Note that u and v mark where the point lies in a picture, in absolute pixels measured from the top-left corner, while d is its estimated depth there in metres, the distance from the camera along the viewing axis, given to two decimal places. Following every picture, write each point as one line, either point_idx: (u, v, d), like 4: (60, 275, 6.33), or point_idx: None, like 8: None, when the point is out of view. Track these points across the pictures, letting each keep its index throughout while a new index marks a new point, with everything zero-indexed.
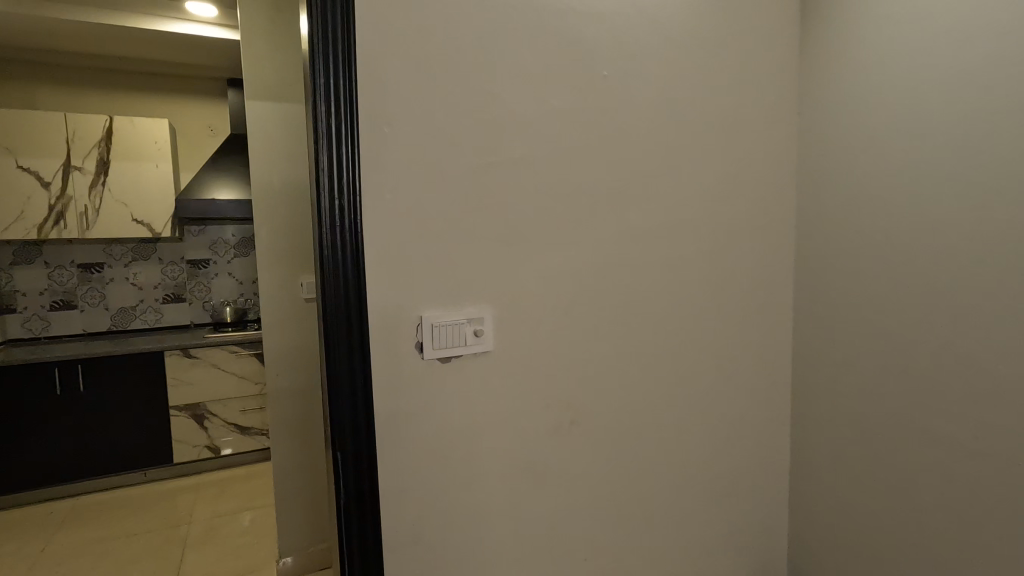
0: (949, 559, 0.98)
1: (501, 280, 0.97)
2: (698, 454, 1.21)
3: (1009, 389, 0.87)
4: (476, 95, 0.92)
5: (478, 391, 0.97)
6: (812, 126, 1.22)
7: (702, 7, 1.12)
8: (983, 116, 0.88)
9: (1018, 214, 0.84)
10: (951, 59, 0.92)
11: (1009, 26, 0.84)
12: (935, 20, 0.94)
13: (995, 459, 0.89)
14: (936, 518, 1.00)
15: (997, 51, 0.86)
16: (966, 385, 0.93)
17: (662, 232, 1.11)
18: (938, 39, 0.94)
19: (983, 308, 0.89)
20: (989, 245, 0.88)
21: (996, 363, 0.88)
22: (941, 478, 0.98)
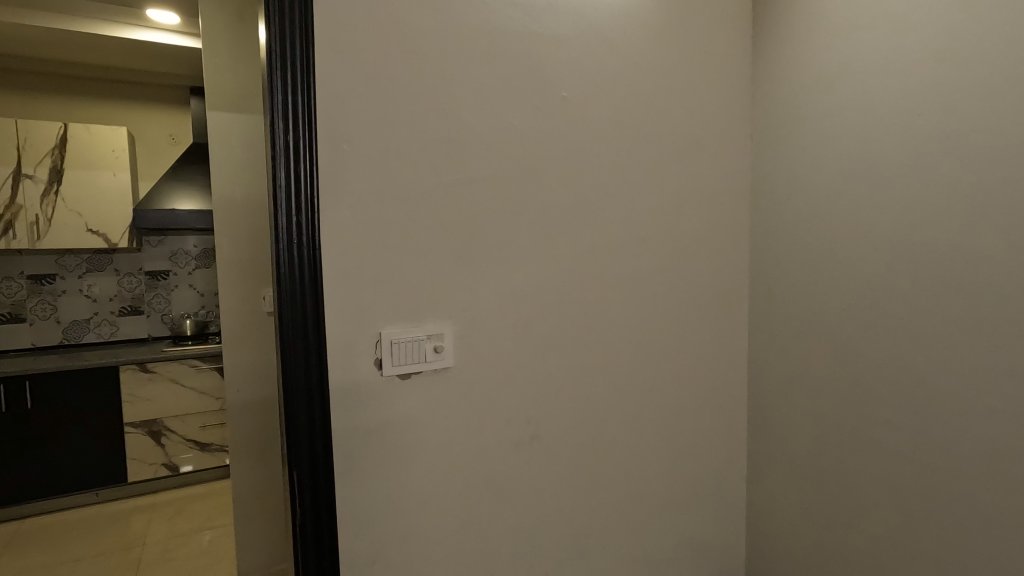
0: (890, 560, 1.02)
1: (459, 296, 0.97)
2: (657, 464, 1.23)
3: (941, 399, 0.92)
4: (436, 111, 0.93)
5: (436, 408, 0.97)
6: (764, 144, 1.27)
7: (654, 33, 1.15)
8: (918, 147, 0.94)
9: (951, 237, 0.89)
10: (890, 87, 0.98)
11: (940, 57, 0.90)
12: (876, 54, 1.00)
13: (935, 465, 0.94)
14: (879, 519, 1.04)
15: (930, 80, 0.91)
16: (906, 393, 0.98)
17: (618, 246, 1.14)
18: (877, 68, 1.00)
19: (921, 325, 0.94)
20: (927, 262, 0.93)
21: (932, 373, 0.93)
22: (883, 482, 1.03)
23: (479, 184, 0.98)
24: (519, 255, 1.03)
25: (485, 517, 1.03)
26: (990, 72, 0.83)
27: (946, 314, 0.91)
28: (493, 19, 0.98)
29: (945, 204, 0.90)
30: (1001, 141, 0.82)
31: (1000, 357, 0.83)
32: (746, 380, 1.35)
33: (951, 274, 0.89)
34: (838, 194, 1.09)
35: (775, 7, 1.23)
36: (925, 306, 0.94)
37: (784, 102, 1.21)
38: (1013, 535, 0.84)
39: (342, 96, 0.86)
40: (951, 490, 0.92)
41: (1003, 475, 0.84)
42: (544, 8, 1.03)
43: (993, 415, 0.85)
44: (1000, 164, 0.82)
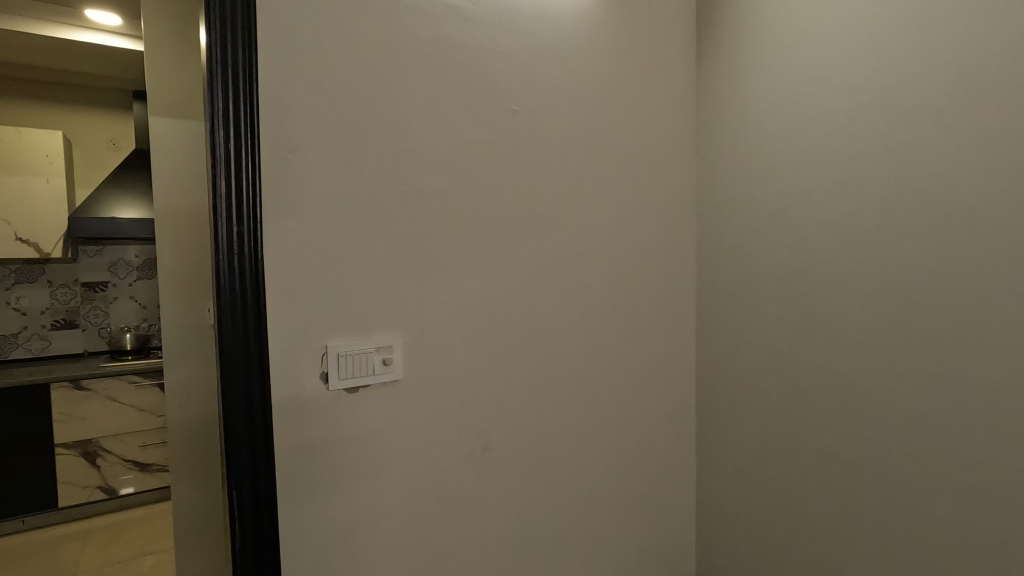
0: (828, 558, 1.07)
1: (409, 307, 0.97)
2: (609, 472, 1.25)
3: (870, 402, 0.97)
4: (385, 122, 0.93)
5: (384, 421, 0.95)
6: (709, 161, 1.32)
7: (602, 49, 1.18)
8: (847, 164, 0.99)
9: (876, 249, 0.94)
10: (823, 107, 1.03)
11: (865, 80, 0.95)
12: (811, 75, 1.06)
13: (865, 468, 0.98)
14: (818, 519, 1.08)
15: (856, 102, 0.97)
16: (840, 399, 1.02)
17: (568, 259, 1.15)
18: (812, 90, 1.06)
19: (851, 332, 0.99)
20: (856, 273, 0.98)
21: (862, 379, 0.98)
22: (821, 483, 1.07)
23: (430, 195, 0.98)
24: (469, 267, 1.03)
25: (435, 531, 1.02)
26: (909, 95, 0.88)
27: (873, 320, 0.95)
28: (444, 33, 0.99)
29: (869, 219, 0.95)
30: (919, 158, 0.87)
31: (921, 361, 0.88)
32: (694, 387, 1.39)
33: (876, 284, 0.94)
34: (777, 207, 1.14)
35: (718, 31, 1.28)
36: (855, 315, 0.98)
37: (727, 120, 1.26)
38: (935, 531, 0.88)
39: (287, 104, 0.84)
40: (880, 492, 0.96)
41: (925, 475, 0.89)
42: (495, 24, 1.04)
43: (916, 417, 0.89)
44: (916, 180, 0.88)
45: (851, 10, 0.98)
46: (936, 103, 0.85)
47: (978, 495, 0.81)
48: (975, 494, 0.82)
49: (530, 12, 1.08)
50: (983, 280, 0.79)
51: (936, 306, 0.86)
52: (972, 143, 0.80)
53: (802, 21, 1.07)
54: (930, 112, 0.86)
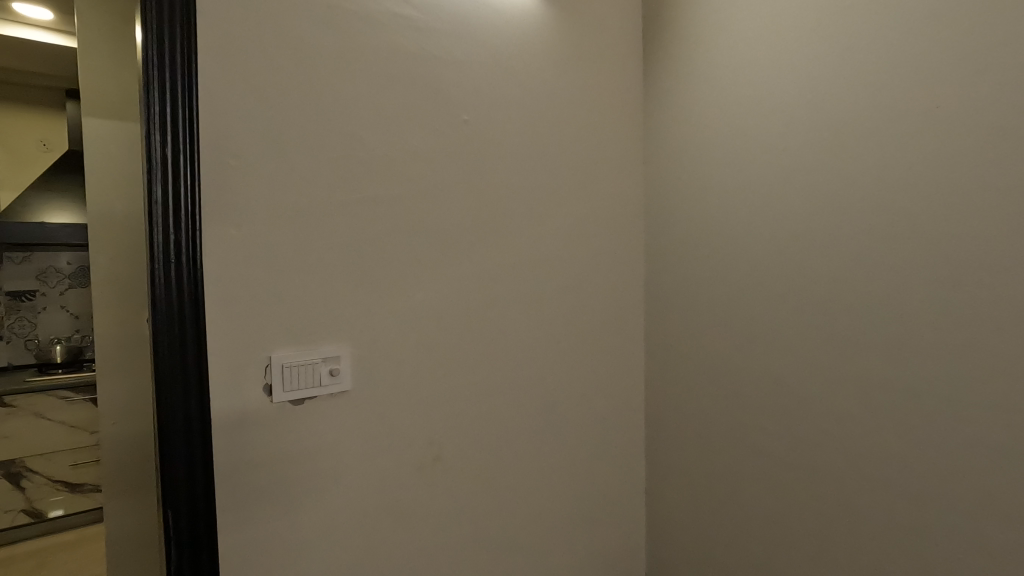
0: (769, 554, 1.11)
1: (359, 317, 0.95)
2: (561, 478, 1.26)
3: (807, 405, 1.02)
4: (333, 130, 0.92)
5: (332, 433, 0.93)
6: (655, 174, 1.36)
7: (552, 62, 1.21)
8: (784, 178, 1.05)
9: (811, 259, 1.00)
10: (761, 123, 1.09)
11: (799, 99, 1.01)
12: (750, 92, 1.11)
13: (802, 467, 1.03)
14: (760, 518, 1.13)
15: (792, 119, 1.03)
16: (778, 402, 1.07)
17: (520, 268, 1.16)
18: (751, 108, 1.11)
19: (789, 338, 1.04)
20: (793, 283, 1.03)
21: (800, 383, 1.03)
22: (763, 483, 1.11)
23: (379, 203, 0.97)
24: (420, 276, 1.02)
25: (385, 544, 1.00)
26: (838, 114, 0.95)
27: (808, 328, 1.01)
28: (394, 42, 0.98)
29: (804, 230, 1.01)
30: (847, 175, 0.93)
31: (851, 365, 0.94)
32: (643, 393, 1.42)
33: (811, 293, 1.00)
34: (720, 217, 1.18)
35: (663, 48, 1.33)
36: (792, 321, 1.03)
37: (672, 133, 1.31)
38: (864, 525, 0.93)
39: (230, 110, 0.82)
40: (815, 490, 1.01)
41: (856, 472, 0.94)
42: (446, 34, 1.05)
43: (849, 419, 0.95)
44: (846, 194, 0.93)
45: (786, 33, 1.04)
46: (861, 123, 0.91)
47: (905, 493, 0.87)
48: (902, 491, 0.87)
49: (481, 24, 1.09)
50: (906, 290, 0.85)
51: (865, 314, 0.91)
52: (893, 162, 0.86)
53: (741, 41, 1.13)
54: (856, 130, 0.92)
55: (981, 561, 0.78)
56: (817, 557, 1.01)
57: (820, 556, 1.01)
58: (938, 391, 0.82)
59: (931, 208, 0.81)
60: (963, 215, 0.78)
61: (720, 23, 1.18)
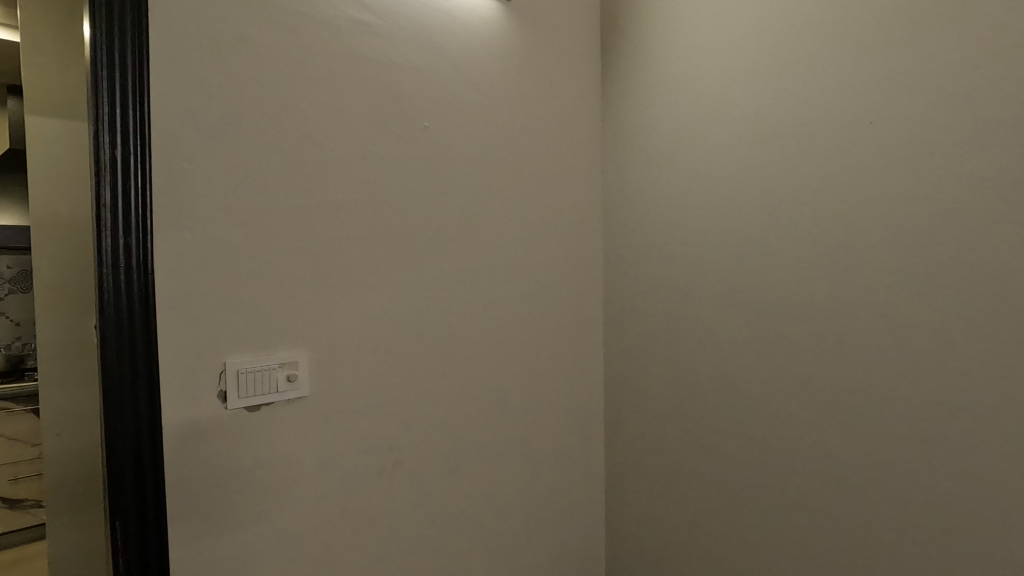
0: (721, 549, 1.15)
1: (317, 322, 0.95)
2: (520, 479, 1.27)
3: (757, 404, 1.06)
4: (291, 134, 0.92)
5: (288, 439, 0.93)
6: (612, 180, 1.40)
7: (512, 70, 1.23)
8: (734, 186, 1.09)
9: (759, 264, 1.05)
10: (712, 133, 1.14)
11: (747, 111, 1.07)
12: (701, 103, 1.16)
13: (752, 463, 1.08)
14: (713, 514, 1.16)
15: (740, 130, 1.08)
16: (730, 401, 1.12)
17: (480, 274, 1.18)
18: (701, 118, 1.16)
19: (740, 339, 1.09)
20: (741, 288, 1.08)
21: (749, 382, 1.07)
22: (715, 480, 1.16)
23: (338, 208, 0.97)
24: (379, 282, 1.02)
25: (342, 550, 0.99)
26: (783, 126, 1.00)
27: (756, 330, 1.06)
28: (355, 49, 0.99)
29: (754, 236, 1.06)
30: (791, 184, 0.99)
31: (797, 365, 0.98)
32: (602, 395, 1.45)
33: (760, 296, 1.04)
34: (674, 223, 1.23)
35: (620, 59, 1.37)
36: (742, 323, 1.08)
37: (629, 141, 1.35)
38: (809, 517, 0.98)
39: (184, 111, 0.81)
40: (765, 484, 1.05)
41: (801, 466, 0.99)
42: (406, 41, 1.06)
43: (793, 416, 1.00)
44: (791, 202, 0.99)
45: (735, 48, 1.09)
46: (804, 134, 0.96)
47: (844, 485, 0.92)
48: (842, 483, 0.92)
49: (441, 32, 1.11)
50: (844, 294, 0.90)
51: (807, 317, 0.96)
52: (832, 172, 0.92)
53: (694, 54, 1.18)
54: (800, 141, 0.97)
55: (914, 547, 0.83)
56: (766, 549, 1.06)
57: (769, 548, 1.05)
58: (873, 387, 0.87)
59: (865, 216, 0.87)
60: (892, 224, 0.84)
61: (674, 36, 1.23)
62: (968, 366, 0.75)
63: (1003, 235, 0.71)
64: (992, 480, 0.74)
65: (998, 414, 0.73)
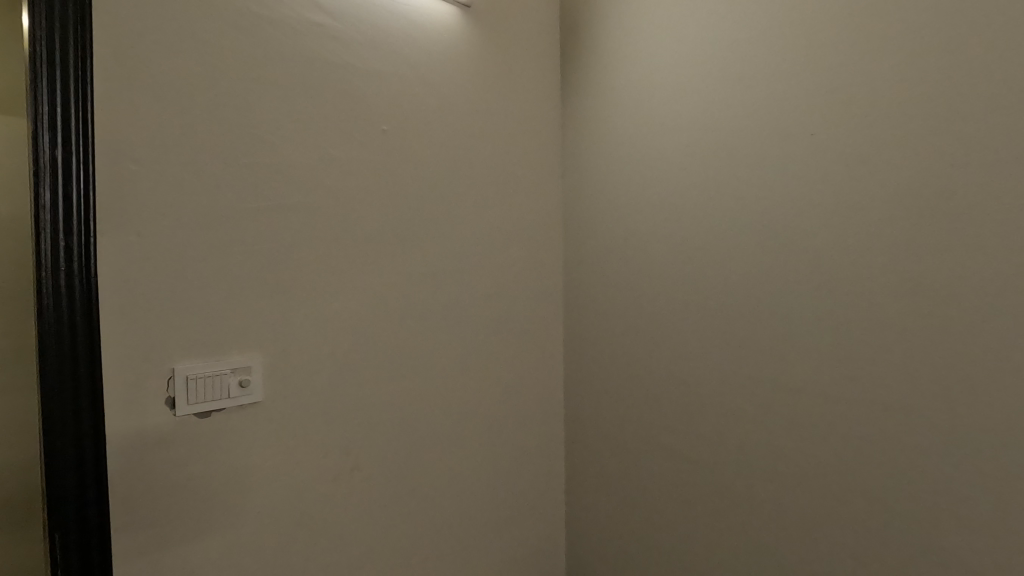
0: (678, 544, 1.18)
1: (269, 325, 0.93)
2: (481, 480, 1.28)
3: (711, 402, 1.10)
4: (244, 136, 0.90)
5: (241, 445, 0.91)
6: (571, 185, 1.42)
7: (470, 74, 1.24)
8: (688, 192, 1.13)
9: (713, 267, 1.08)
10: (667, 140, 1.17)
11: (701, 120, 1.10)
12: (657, 111, 1.19)
13: (707, 459, 1.11)
14: (671, 510, 1.20)
15: (695, 138, 1.12)
16: (684, 401, 1.15)
17: (439, 277, 1.18)
18: (657, 125, 1.19)
19: (694, 340, 1.12)
20: (695, 291, 1.12)
21: (703, 382, 1.11)
22: (672, 477, 1.19)
23: (292, 210, 0.96)
24: (336, 285, 1.02)
25: (300, 555, 0.98)
26: (735, 135, 1.04)
27: (709, 332, 1.10)
28: (309, 50, 0.98)
29: (708, 241, 1.09)
30: (743, 191, 1.03)
31: (750, 364, 1.03)
32: (562, 397, 1.47)
33: (714, 298, 1.08)
34: (631, 227, 1.26)
35: (578, 62, 1.40)
36: (696, 325, 1.12)
37: (588, 147, 1.37)
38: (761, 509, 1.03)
39: (131, 112, 0.79)
40: (720, 480, 1.09)
41: (754, 460, 1.03)
42: (364, 44, 1.06)
43: (744, 413, 1.04)
44: (743, 209, 1.03)
45: (691, 58, 1.13)
46: (755, 144, 1.01)
47: (795, 477, 0.97)
48: (791, 476, 0.98)
49: (397, 35, 1.11)
50: (792, 297, 0.96)
51: (759, 319, 1.01)
52: (783, 181, 0.97)
53: (651, 62, 1.21)
54: (753, 150, 1.01)
55: (862, 530, 0.89)
56: (721, 542, 1.10)
57: (724, 541, 1.09)
58: (822, 384, 0.92)
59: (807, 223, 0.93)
60: (836, 230, 0.90)
61: (632, 45, 1.26)
62: (911, 362, 0.82)
63: (942, 241, 0.79)
64: (932, 463, 0.81)
65: (937, 404, 0.80)
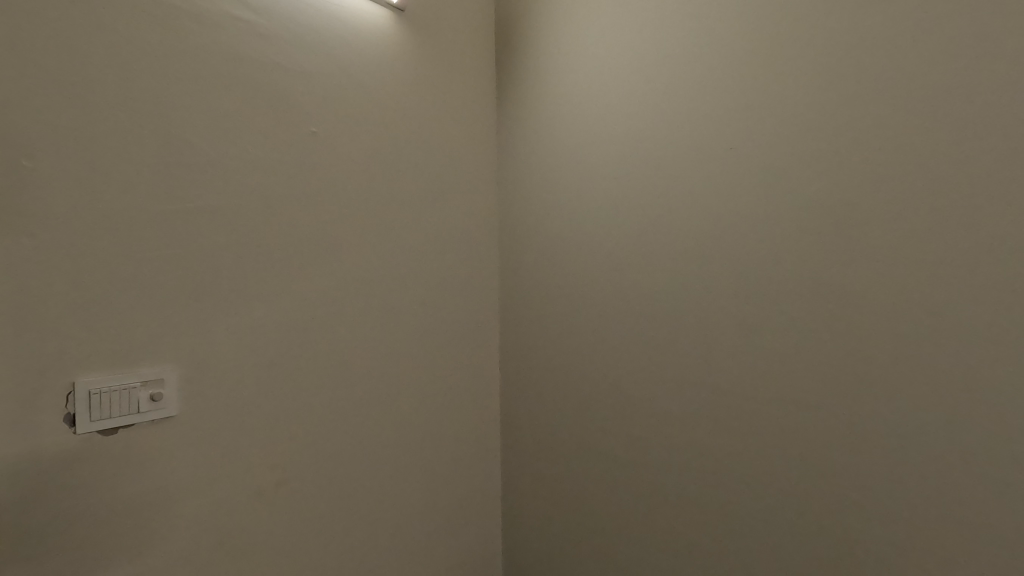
0: (616, 542, 1.21)
1: (186, 334, 0.88)
2: (416, 489, 1.26)
3: (650, 403, 1.15)
4: (157, 134, 0.85)
5: (153, 462, 0.85)
6: (509, 192, 1.44)
7: (405, 79, 1.23)
8: (630, 202, 1.19)
9: (654, 274, 1.15)
10: (610, 152, 1.22)
11: (642, 134, 1.17)
12: (600, 123, 1.25)
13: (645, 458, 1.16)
14: (609, 509, 1.23)
15: (637, 149, 1.18)
16: (624, 402, 1.20)
17: (372, 283, 1.16)
18: (600, 137, 1.24)
19: (632, 344, 1.18)
20: (633, 298, 1.18)
21: (640, 384, 1.17)
22: (611, 477, 1.22)
23: (212, 213, 0.91)
24: (261, 291, 0.98)
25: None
26: (677, 148, 1.11)
27: (649, 334, 1.16)
28: (234, 48, 0.94)
29: (650, 249, 1.15)
30: (686, 202, 1.10)
31: (685, 366, 1.10)
32: (499, 403, 1.47)
33: (652, 305, 1.15)
34: (571, 235, 1.30)
35: (514, 69, 1.43)
36: (636, 330, 1.18)
37: (526, 155, 1.40)
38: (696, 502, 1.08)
39: (24, 104, 0.74)
40: (657, 477, 1.14)
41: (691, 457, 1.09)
42: (293, 43, 1.03)
43: (682, 411, 1.10)
44: (683, 219, 1.10)
45: (632, 75, 1.19)
46: (695, 159, 1.08)
47: (729, 470, 1.04)
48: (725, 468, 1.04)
49: (330, 36, 1.09)
50: (727, 302, 1.04)
51: (696, 322, 1.08)
52: (721, 193, 1.05)
53: (592, 76, 1.26)
54: (693, 163, 1.09)
55: (789, 518, 0.96)
56: (659, 538, 1.14)
57: (661, 537, 1.14)
58: (756, 382, 1.00)
59: (733, 230, 1.03)
60: (772, 240, 0.98)
61: (572, 59, 1.30)
62: (835, 359, 0.91)
63: (861, 249, 0.88)
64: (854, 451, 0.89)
65: (862, 395, 0.88)
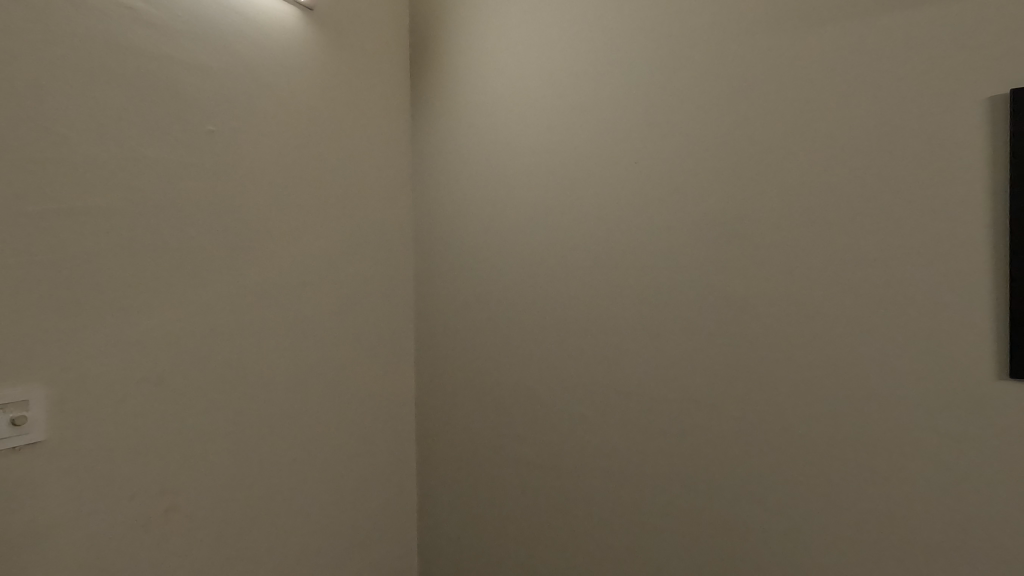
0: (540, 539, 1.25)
1: (57, 350, 0.79)
2: (326, 506, 1.21)
3: (573, 404, 1.20)
4: (23, 128, 0.76)
5: (15, 495, 0.76)
6: (423, 198, 1.42)
7: (315, 80, 1.18)
8: (549, 211, 1.22)
9: (575, 282, 1.20)
10: (528, 161, 1.25)
11: (560, 146, 1.20)
12: (517, 132, 1.26)
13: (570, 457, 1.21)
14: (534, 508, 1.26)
15: (556, 161, 1.21)
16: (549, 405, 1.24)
17: (278, 291, 1.10)
18: (517, 146, 1.26)
19: (555, 349, 1.22)
20: (554, 304, 1.22)
21: (563, 385, 1.22)
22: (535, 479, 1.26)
23: (91, 217, 0.83)
24: (150, 300, 0.90)
25: None
26: (596, 162, 1.17)
27: (565, 339, 1.20)
28: (119, 37, 0.87)
29: (571, 258, 1.20)
30: (609, 213, 1.17)
31: (607, 368, 1.17)
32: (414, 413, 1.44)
33: (573, 310, 1.20)
34: (488, 242, 1.30)
35: (428, 72, 1.42)
36: (558, 334, 1.22)
37: (441, 162, 1.39)
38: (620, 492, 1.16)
39: None
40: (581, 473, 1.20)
41: (616, 452, 1.16)
42: (190, 36, 0.96)
43: (606, 410, 1.17)
44: (604, 228, 1.16)
45: (548, 88, 1.22)
46: (615, 172, 1.15)
47: (653, 461, 1.12)
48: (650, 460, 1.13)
49: (231, 31, 1.02)
50: (650, 308, 1.12)
51: (620, 325, 1.15)
52: (641, 205, 1.13)
53: (509, 87, 1.28)
54: (613, 176, 1.15)
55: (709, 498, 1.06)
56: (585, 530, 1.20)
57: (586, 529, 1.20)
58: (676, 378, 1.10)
59: (653, 241, 1.11)
60: (691, 250, 1.08)
61: (489, 68, 1.31)
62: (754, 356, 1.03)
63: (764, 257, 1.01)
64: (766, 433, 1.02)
65: (772, 385, 1.01)
